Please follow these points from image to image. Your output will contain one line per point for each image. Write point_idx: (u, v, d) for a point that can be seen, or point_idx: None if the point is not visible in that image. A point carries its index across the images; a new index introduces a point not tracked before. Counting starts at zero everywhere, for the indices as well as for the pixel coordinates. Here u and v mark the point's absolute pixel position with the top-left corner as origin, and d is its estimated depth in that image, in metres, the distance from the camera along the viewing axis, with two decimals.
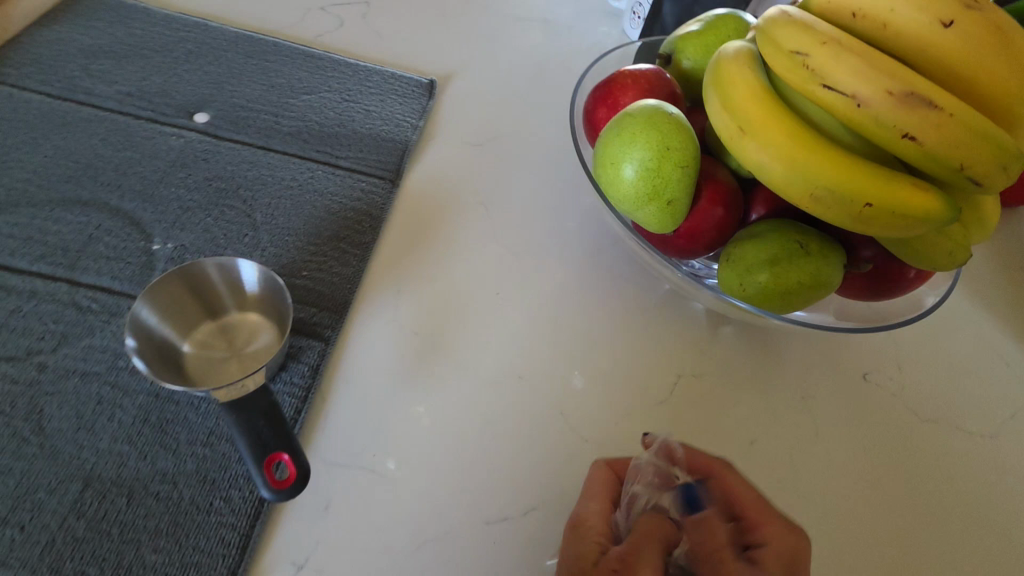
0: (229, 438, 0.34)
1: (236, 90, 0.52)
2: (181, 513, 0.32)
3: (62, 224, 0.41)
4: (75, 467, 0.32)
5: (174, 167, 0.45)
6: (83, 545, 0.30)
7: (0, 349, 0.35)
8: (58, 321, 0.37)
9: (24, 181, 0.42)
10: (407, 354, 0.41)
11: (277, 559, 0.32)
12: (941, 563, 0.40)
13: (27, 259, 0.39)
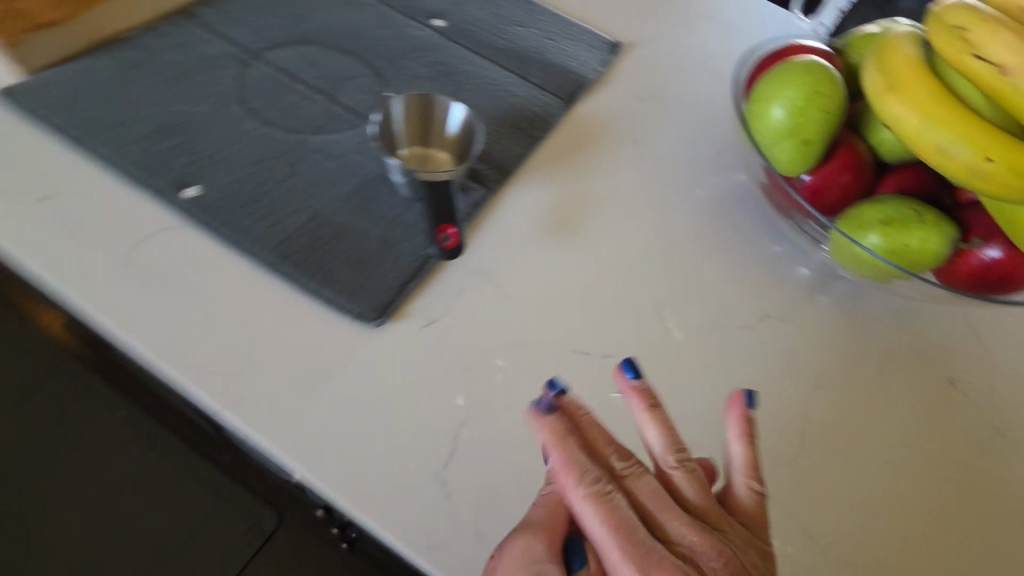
0: (409, 221, 0.45)
1: (467, 12, 0.65)
2: (366, 254, 0.43)
3: (334, 61, 0.55)
4: (307, 204, 0.44)
5: (413, 48, 0.59)
6: (302, 249, 0.42)
7: (279, 122, 0.49)
8: (316, 117, 0.50)
9: (314, 29, 0.57)
10: (545, 219, 0.50)
11: (417, 311, 0.42)
12: (966, 550, 0.42)
13: (307, 74, 0.53)
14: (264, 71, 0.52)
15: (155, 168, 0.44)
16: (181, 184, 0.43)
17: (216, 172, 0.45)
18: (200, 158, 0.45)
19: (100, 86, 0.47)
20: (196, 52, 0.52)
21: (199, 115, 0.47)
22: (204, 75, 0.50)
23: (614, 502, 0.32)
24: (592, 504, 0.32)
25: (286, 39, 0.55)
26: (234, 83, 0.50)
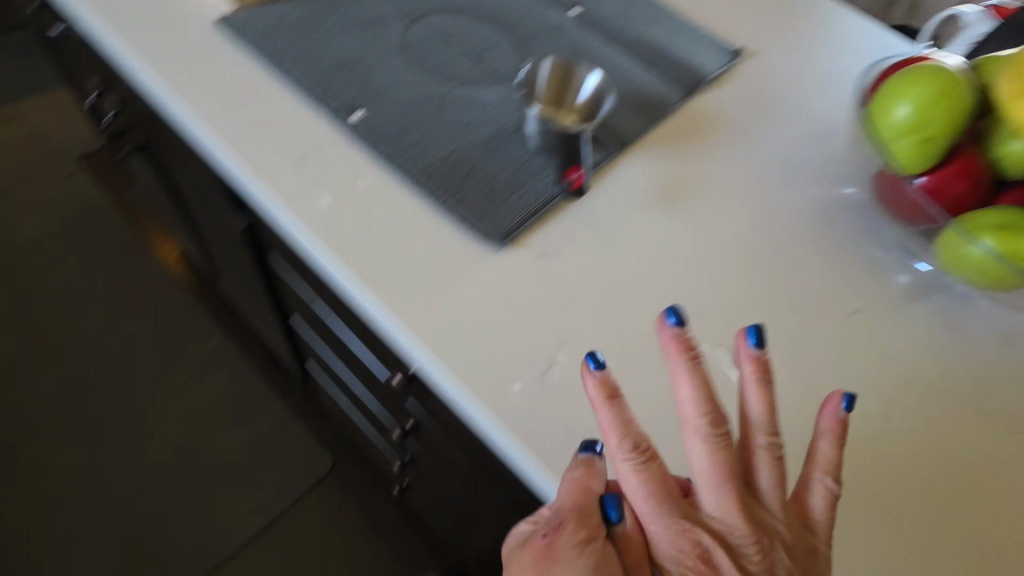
0: (533, 169, 0.50)
1: (603, 7, 0.70)
2: (494, 189, 0.48)
3: (482, 31, 0.61)
4: (450, 142, 0.50)
5: (551, 30, 0.64)
6: (441, 176, 0.48)
7: (432, 74, 0.55)
8: (465, 75, 0.56)
9: (469, 3, 0.64)
10: (653, 190, 0.54)
11: (532, 244, 0.47)
12: None
13: (458, 40, 0.59)
14: (425, 32, 0.59)
15: (332, 95, 0.51)
16: (351, 109, 0.51)
17: (378, 106, 0.51)
18: (368, 93, 0.52)
19: (294, 26, 0.55)
20: (371, 8, 0.59)
21: (369, 59, 0.55)
22: (376, 28, 0.58)
23: (655, 468, 0.34)
24: (630, 468, 0.34)
25: (445, 8, 0.62)
26: (399, 38, 0.57)
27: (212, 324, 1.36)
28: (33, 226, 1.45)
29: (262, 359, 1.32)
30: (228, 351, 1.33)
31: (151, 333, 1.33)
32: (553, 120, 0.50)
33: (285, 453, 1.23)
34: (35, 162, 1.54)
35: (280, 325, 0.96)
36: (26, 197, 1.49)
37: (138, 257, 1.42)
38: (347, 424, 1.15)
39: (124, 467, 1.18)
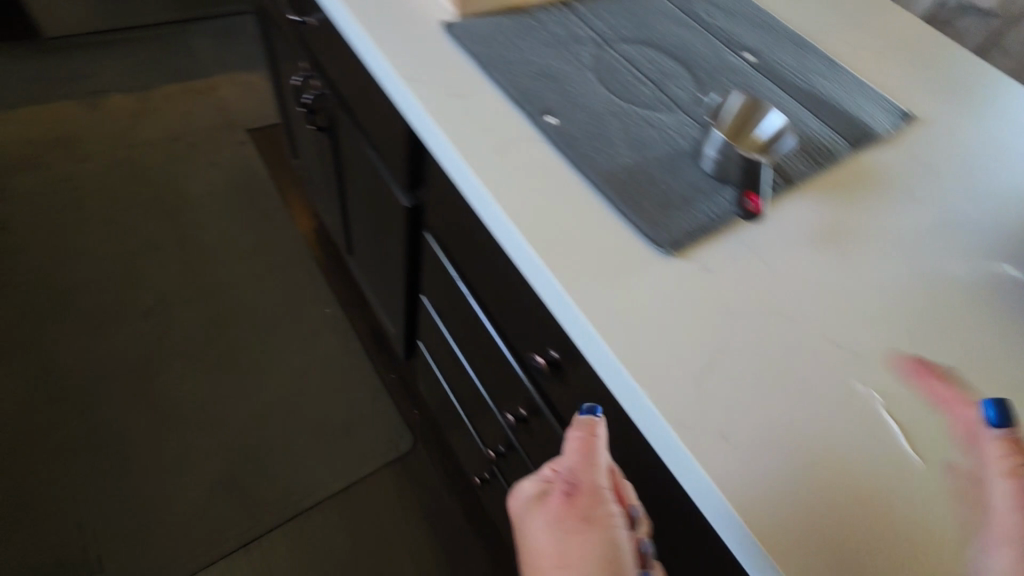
0: (703, 191, 0.54)
1: (777, 55, 0.73)
2: (667, 204, 0.52)
3: (663, 64, 0.66)
4: (631, 154, 0.55)
5: (726, 71, 0.68)
6: (620, 184, 0.53)
7: (618, 94, 0.61)
8: (647, 98, 0.61)
9: (654, 37, 0.69)
10: (815, 229, 0.55)
11: (697, 257, 0.50)
12: None
13: (643, 69, 0.65)
14: (614, 56, 0.65)
15: (531, 97, 0.57)
16: (545, 112, 0.56)
17: (571, 112, 0.57)
18: (563, 99, 0.58)
19: (505, 37, 0.63)
20: (569, 31, 0.67)
21: (566, 71, 0.61)
22: (572, 47, 0.65)
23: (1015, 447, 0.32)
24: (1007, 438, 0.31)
25: (633, 39, 0.68)
26: (592, 58, 0.64)
27: (331, 295, 1.49)
28: (202, 180, 1.64)
29: (366, 336, 1.44)
30: (340, 322, 1.45)
31: (279, 292, 1.47)
32: (734, 144, 0.54)
33: (372, 425, 1.32)
34: (214, 129, 1.76)
35: (406, 303, 1.05)
36: (201, 155, 1.69)
37: (279, 224, 1.59)
38: (436, 409, 1.21)
39: (235, 405, 1.28)
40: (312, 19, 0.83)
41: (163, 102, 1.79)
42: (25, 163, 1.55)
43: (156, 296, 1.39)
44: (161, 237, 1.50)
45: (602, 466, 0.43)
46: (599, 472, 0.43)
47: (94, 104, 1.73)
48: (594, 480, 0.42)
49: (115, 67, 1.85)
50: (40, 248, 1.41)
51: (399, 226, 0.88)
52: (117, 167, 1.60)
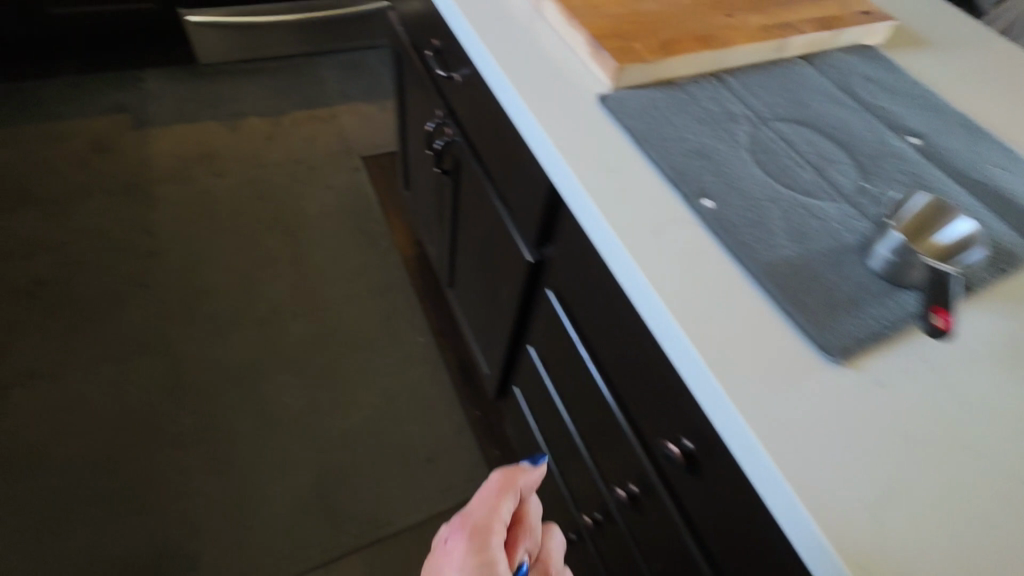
0: (872, 292, 0.50)
1: (945, 140, 0.68)
2: (836, 304, 0.49)
3: (822, 146, 0.63)
4: (793, 245, 0.52)
5: (890, 156, 0.64)
6: (784, 276, 0.50)
7: (776, 177, 0.58)
8: (806, 183, 0.59)
9: (810, 116, 0.67)
10: (1002, 345, 0.50)
11: (866, 367, 0.47)
12: None
13: (800, 150, 0.62)
14: (770, 135, 0.63)
15: (687, 176, 0.56)
16: (702, 194, 0.55)
17: (728, 194, 0.55)
18: (720, 180, 0.57)
19: (658, 110, 0.63)
20: (722, 106, 0.66)
21: (722, 150, 0.60)
22: (726, 124, 0.63)
23: None
24: None
25: (788, 117, 0.66)
26: (746, 137, 0.62)
27: (425, 323, 1.53)
28: (319, 201, 1.75)
29: (454, 368, 1.46)
30: (431, 350, 1.48)
31: (378, 315, 1.53)
32: (914, 245, 0.50)
33: (454, 458, 1.33)
34: (333, 154, 1.89)
35: (506, 346, 1.06)
36: (320, 178, 1.81)
37: (383, 249, 1.67)
38: (520, 452, 1.21)
39: (329, 422, 1.34)
40: (458, 75, 0.87)
41: (292, 127, 1.95)
42: (173, 175, 1.73)
43: (269, 308, 1.49)
44: (279, 253, 1.61)
45: (506, 511, 0.42)
46: (501, 515, 0.42)
47: (234, 126, 1.91)
48: (493, 523, 0.41)
49: (254, 93, 2.04)
50: (177, 254, 1.55)
51: (515, 275, 0.89)
52: (248, 184, 1.75)
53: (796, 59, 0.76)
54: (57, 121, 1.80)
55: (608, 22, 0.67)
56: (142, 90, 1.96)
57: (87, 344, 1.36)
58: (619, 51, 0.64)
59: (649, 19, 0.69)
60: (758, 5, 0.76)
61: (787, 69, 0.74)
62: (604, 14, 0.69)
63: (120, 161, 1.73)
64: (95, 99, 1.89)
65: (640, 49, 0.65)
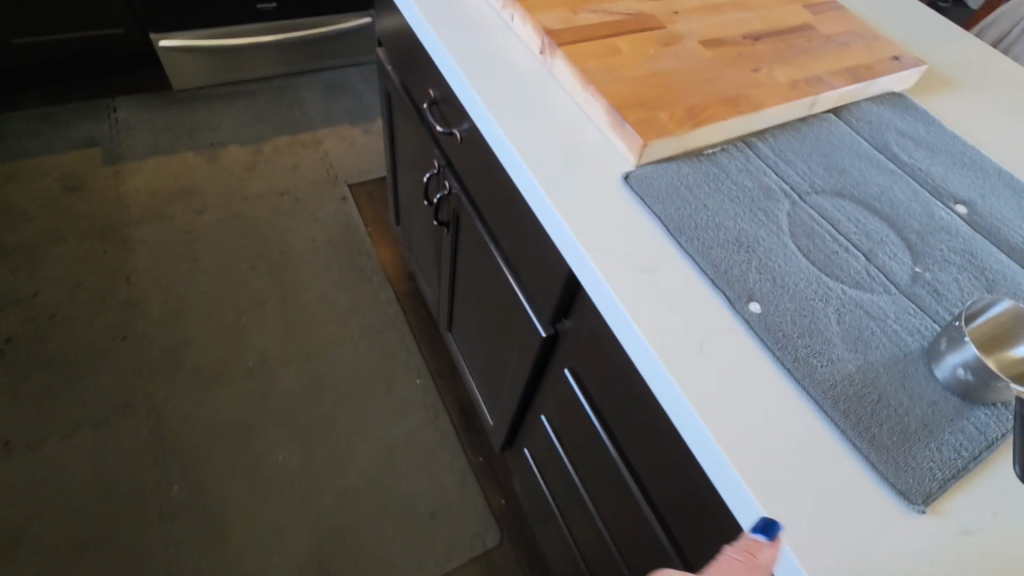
0: (947, 414, 0.45)
1: (994, 206, 0.63)
2: (909, 434, 0.43)
3: (868, 222, 0.58)
4: (855, 357, 0.47)
5: (940, 230, 0.59)
6: (848, 401, 0.44)
7: (825, 268, 0.53)
8: (858, 273, 0.53)
9: (851, 185, 0.61)
10: None
11: (950, 512, 0.41)
12: None
13: (846, 230, 0.57)
14: (811, 214, 0.57)
15: (729, 275, 0.50)
16: (748, 297, 0.49)
17: (777, 295, 0.49)
18: (766, 277, 0.51)
19: (690, 190, 0.57)
20: (756, 179, 0.60)
21: (763, 238, 0.54)
22: (763, 203, 0.57)
23: None
24: None
25: (827, 188, 0.60)
26: (787, 218, 0.57)
27: (423, 365, 1.46)
28: (306, 236, 1.67)
29: (455, 413, 1.40)
30: (430, 395, 1.41)
31: (374, 358, 1.46)
32: (989, 361, 0.45)
33: (459, 514, 1.26)
34: (319, 184, 1.80)
35: (513, 408, 0.99)
36: (306, 210, 1.73)
37: (376, 286, 1.59)
38: (528, 509, 1.14)
39: (325, 480, 1.27)
40: (458, 131, 0.81)
41: (274, 156, 1.86)
42: (151, 214, 1.64)
43: (257, 358, 1.41)
44: (265, 295, 1.52)
45: None
46: None
47: (213, 156, 1.82)
48: None
49: (233, 119, 1.94)
50: (157, 302, 1.47)
51: (527, 345, 0.83)
52: (230, 221, 1.67)
53: (826, 113, 0.71)
54: (24, 159, 1.70)
55: (628, 88, 0.61)
56: (114, 121, 1.86)
57: (63, 407, 1.28)
58: (644, 125, 0.58)
59: (673, 82, 0.63)
60: (783, 58, 0.71)
61: (819, 128, 0.68)
62: (623, 78, 0.63)
63: (93, 201, 1.64)
64: (64, 133, 1.79)
65: (665, 120, 0.59)
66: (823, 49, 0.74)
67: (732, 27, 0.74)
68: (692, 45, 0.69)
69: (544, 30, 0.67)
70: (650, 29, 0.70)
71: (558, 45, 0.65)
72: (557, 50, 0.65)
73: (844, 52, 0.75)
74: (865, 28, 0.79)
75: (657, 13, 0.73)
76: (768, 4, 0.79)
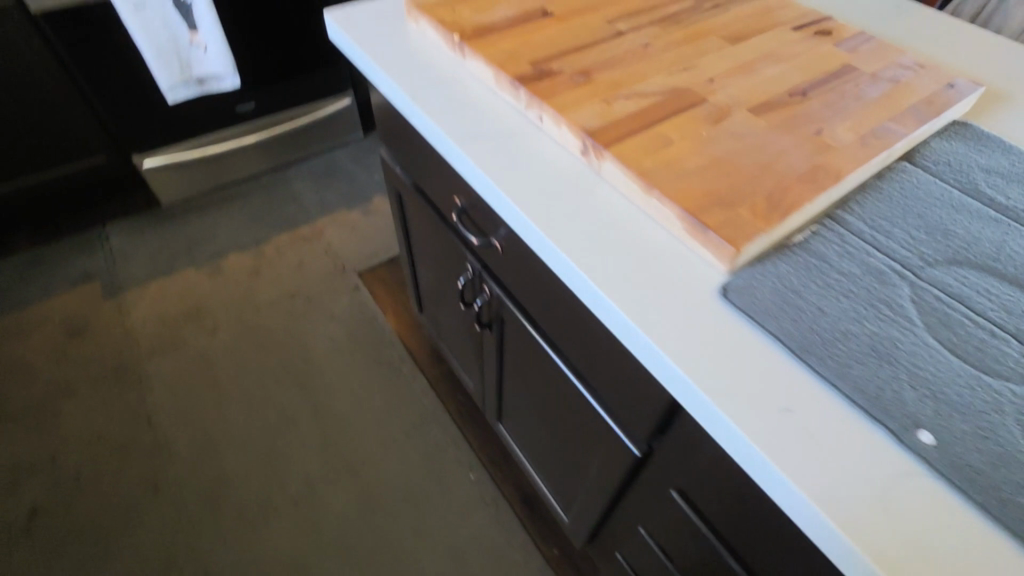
0: None
1: None
2: None
3: (1002, 294, 0.51)
4: None
5: None
6: None
7: (983, 367, 0.46)
8: (1016, 363, 0.46)
9: (963, 247, 0.55)
10: None
11: None
12: None
13: (984, 308, 0.50)
14: (938, 296, 0.51)
15: (883, 400, 0.44)
16: (914, 425, 0.42)
17: (946, 417, 0.43)
18: (925, 394, 0.44)
19: (798, 294, 0.50)
20: (863, 264, 0.53)
21: (902, 341, 0.47)
22: (883, 292, 0.51)
23: None
24: None
25: (941, 258, 0.54)
26: (914, 307, 0.50)
27: (474, 457, 1.37)
28: (325, 336, 1.60)
29: (517, 504, 1.31)
30: (487, 488, 1.33)
31: (420, 458, 1.37)
32: None
33: None
34: (328, 277, 1.74)
35: (597, 511, 0.91)
36: (320, 308, 1.66)
37: (408, 377, 1.51)
38: None
39: None
40: (496, 240, 0.75)
41: (277, 256, 1.80)
42: (162, 344, 1.57)
43: (300, 483, 1.33)
44: (296, 410, 1.45)
45: None
46: None
47: (215, 269, 1.76)
48: None
49: (229, 225, 1.89)
50: (185, 441, 1.39)
51: (613, 456, 0.75)
52: (245, 336, 1.60)
53: (899, 160, 0.64)
54: (21, 310, 1.63)
55: (696, 186, 0.56)
56: (108, 250, 1.80)
57: None
58: (728, 229, 0.52)
59: (740, 166, 0.57)
60: (839, 110, 0.66)
61: (901, 180, 0.62)
62: (684, 173, 0.57)
63: (101, 341, 1.57)
64: (59, 274, 1.73)
65: (749, 217, 0.53)
66: (875, 90, 0.69)
67: (775, 85, 0.69)
68: (742, 115, 0.64)
69: (584, 131, 0.61)
70: (693, 105, 0.65)
71: (605, 147, 0.59)
72: (605, 152, 0.59)
73: (897, 88, 0.69)
74: (907, 56, 0.74)
75: (692, 85, 0.68)
76: (801, 50, 0.75)
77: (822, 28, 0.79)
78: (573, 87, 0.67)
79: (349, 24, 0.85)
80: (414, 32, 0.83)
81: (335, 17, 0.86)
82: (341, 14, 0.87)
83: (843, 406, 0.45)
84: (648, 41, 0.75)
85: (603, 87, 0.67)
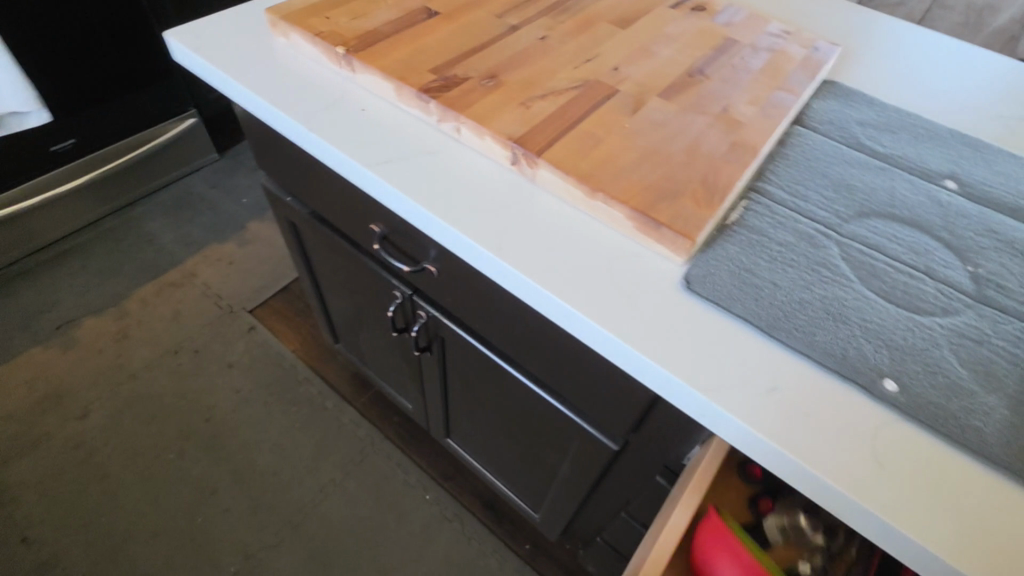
0: None
1: (973, 172, 0.66)
2: None
3: (906, 236, 0.58)
4: (997, 396, 0.46)
5: (957, 216, 0.60)
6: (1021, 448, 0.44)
7: (914, 306, 0.51)
8: (935, 298, 0.52)
9: (866, 200, 0.61)
10: None
11: None
12: None
13: (898, 253, 0.56)
14: (861, 249, 0.56)
15: (848, 359, 0.48)
16: (879, 376, 0.46)
17: (902, 362, 0.47)
18: (880, 344, 0.48)
19: (753, 272, 0.53)
20: (796, 231, 0.57)
21: (847, 299, 0.51)
22: (819, 256, 0.54)
23: None
24: None
25: (852, 212, 0.59)
26: (846, 263, 0.54)
27: (424, 476, 1.32)
28: (228, 389, 1.42)
29: (480, 511, 1.28)
30: (446, 504, 1.28)
31: (369, 494, 1.29)
32: None
33: None
34: (215, 323, 1.54)
35: (572, 505, 0.91)
36: (214, 359, 1.47)
37: (334, 411, 1.40)
38: None
39: None
40: (429, 264, 0.70)
41: (145, 311, 1.56)
42: (19, 446, 1.30)
43: (239, 559, 1.19)
44: (212, 479, 1.28)
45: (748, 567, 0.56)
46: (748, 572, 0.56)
47: (68, 342, 1.48)
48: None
49: (73, 288, 1.59)
50: (79, 552, 1.17)
51: (586, 452, 0.75)
52: (127, 412, 1.37)
53: (793, 126, 0.69)
54: None
55: (636, 181, 0.55)
56: None
57: None
58: (679, 221, 0.53)
59: (668, 155, 0.58)
60: (735, 85, 0.69)
61: (800, 144, 0.67)
62: (621, 170, 0.56)
63: None
64: None
65: (693, 206, 0.54)
66: (757, 60, 0.74)
67: (674, 67, 0.70)
68: (655, 101, 0.65)
69: (511, 139, 0.58)
70: (607, 96, 0.64)
71: (538, 155, 0.57)
72: (539, 159, 0.57)
73: (774, 57, 0.74)
74: (774, 25, 0.80)
75: (599, 75, 0.67)
76: (685, 27, 0.77)
77: (696, 3, 0.82)
78: (485, 92, 0.63)
79: (202, 46, 0.73)
80: (285, 47, 0.73)
81: (181, 40, 0.73)
82: (188, 36, 0.74)
83: (816, 371, 0.48)
84: (544, 34, 0.73)
85: (515, 89, 0.64)
